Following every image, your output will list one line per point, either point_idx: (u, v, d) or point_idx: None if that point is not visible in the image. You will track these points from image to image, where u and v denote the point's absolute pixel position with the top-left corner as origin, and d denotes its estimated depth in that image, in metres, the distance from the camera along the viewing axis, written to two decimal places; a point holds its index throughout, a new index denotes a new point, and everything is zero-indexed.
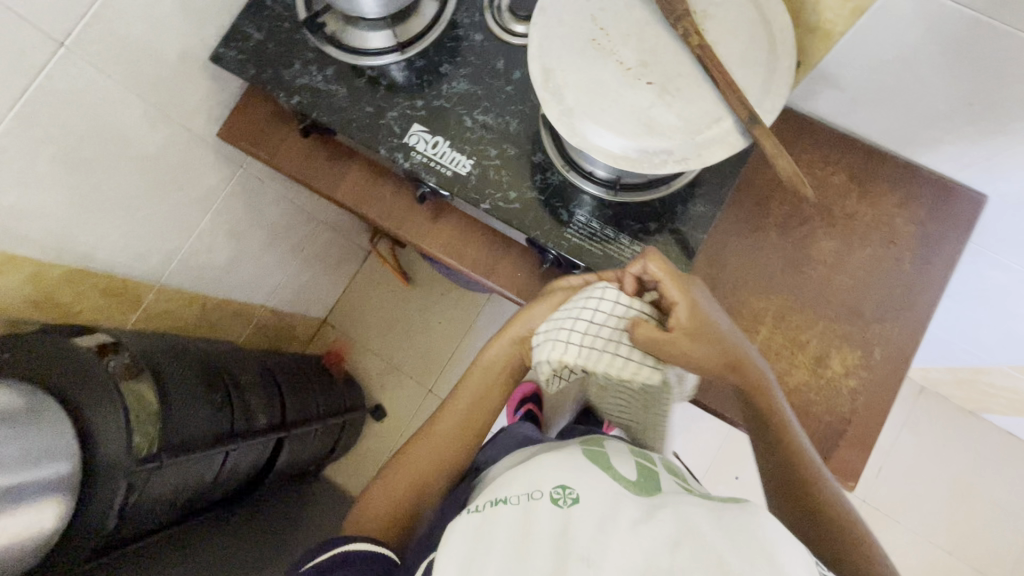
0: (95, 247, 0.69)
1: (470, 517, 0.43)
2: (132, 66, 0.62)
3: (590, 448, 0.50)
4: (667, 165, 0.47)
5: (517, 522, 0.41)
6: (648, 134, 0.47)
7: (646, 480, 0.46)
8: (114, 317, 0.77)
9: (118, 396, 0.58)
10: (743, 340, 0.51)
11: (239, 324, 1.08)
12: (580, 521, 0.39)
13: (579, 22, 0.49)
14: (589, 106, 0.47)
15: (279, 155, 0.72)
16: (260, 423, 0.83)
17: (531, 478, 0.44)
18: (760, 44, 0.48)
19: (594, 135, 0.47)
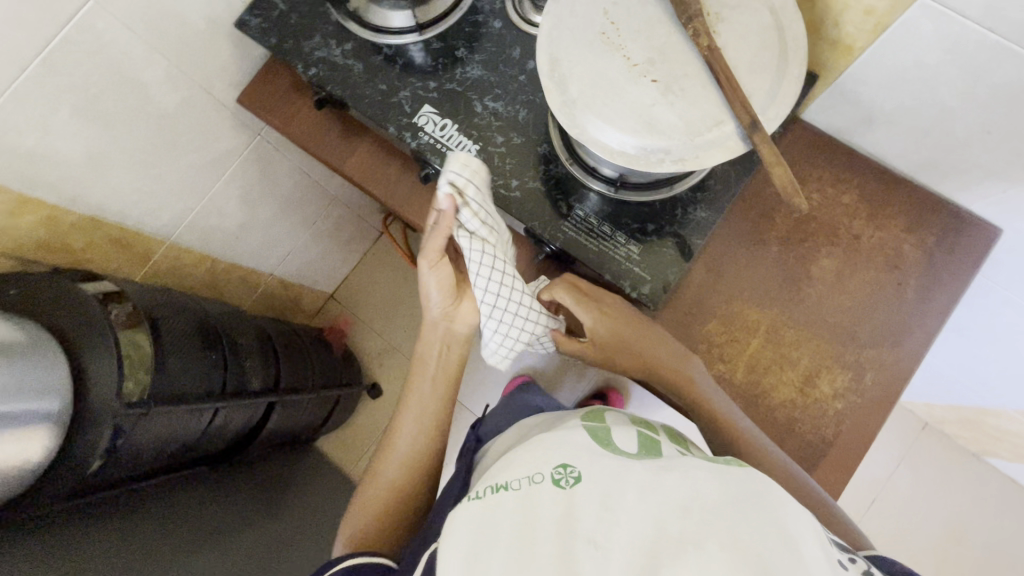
0: (109, 198, 0.72)
1: (472, 502, 0.45)
2: (159, 25, 0.64)
3: (589, 423, 0.54)
4: (663, 165, 0.47)
5: (521, 505, 0.43)
6: (648, 131, 0.47)
7: (644, 447, 0.51)
8: (122, 269, 0.80)
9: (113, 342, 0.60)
10: (664, 345, 0.60)
11: (245, 289, 1.11)
12: (584, 502, 0.43)
13: (591, 14, 0.49)
14: (592, 98, 0.48)
15: (292, 125, 0.74)
16: (252, 385, 0.85)
17: (531, 462, 0.47)
18: (771, 51, 0.48)
19: (594, 128, 0.48)
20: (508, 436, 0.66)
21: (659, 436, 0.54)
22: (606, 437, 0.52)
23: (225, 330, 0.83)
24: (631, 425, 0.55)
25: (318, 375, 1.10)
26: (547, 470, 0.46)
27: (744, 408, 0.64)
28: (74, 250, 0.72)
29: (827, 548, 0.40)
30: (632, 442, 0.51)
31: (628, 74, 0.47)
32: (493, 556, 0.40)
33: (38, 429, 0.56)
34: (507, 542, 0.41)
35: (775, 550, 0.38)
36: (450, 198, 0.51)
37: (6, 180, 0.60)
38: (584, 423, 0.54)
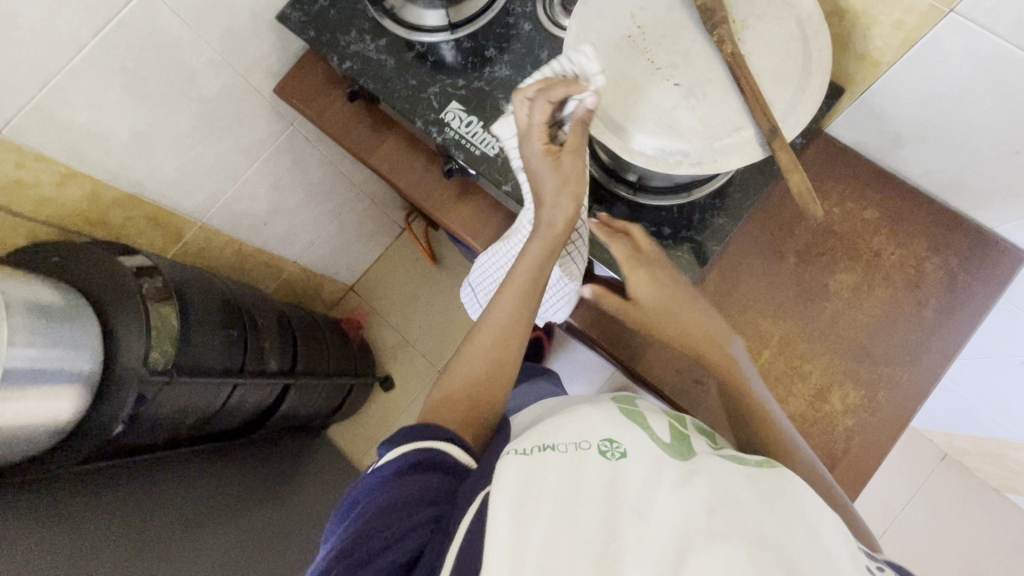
0: (148, 177, 0.75)
1: (518, 456, 0.46)
2: (207, 15, 0.67)
3: (627, 407, 0.55)
4: (682, 167, 0.48)
5: (568, 467, 0.44)
6: (668, 134, 0.48)
7: (679, 439, 0.52)
8: (155, 247, 0.84)
9: (143, 311, 0.64)
10: (711, 327, 0.58)
11: (268, 274, 1.14)
12: (627, 476, 0.44)
13: (617, 18, 0.50)
14: (614, 100, 0.49)
15: (325, 116, 0.77)
16: (270, 365, 0.87)
17: (578, 429, 0.49)
18: (795, 61, 0.48)
19: (615, 128, 0.49)
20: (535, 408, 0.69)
21: (688, 429, 0.55)
22: (645, 422, 0.53)
23: (248, 310, 0.86)
24: (664, 417, 0.56)
25: (334, 363, 1.12)
26: (593, 440, 0.48)
27: None
28: (112, 224, 0.75)
29: (854, 552, 0.41)
30: (668, 430, 0.53)
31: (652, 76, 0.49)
32: (539, 508, 0.41)
33: (68, 386, 0.59)
34: (553, 496, 0.42)
35: (805, 551, 0.39)
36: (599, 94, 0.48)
37: (54, 153, 0.63)
38: (622, 406, 0.56)
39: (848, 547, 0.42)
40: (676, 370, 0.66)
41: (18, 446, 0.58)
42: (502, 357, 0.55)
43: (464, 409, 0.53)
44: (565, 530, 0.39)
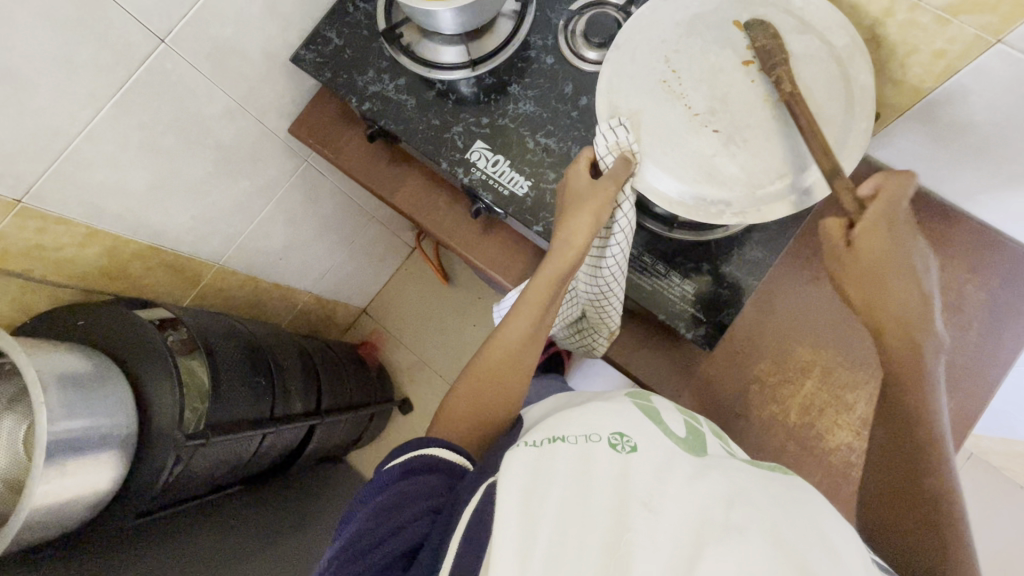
0: (167, 227, 0.73)
1: (529, 448, 0.46)
2: (222, 63, 0.65)
3: (638, 403, 0.56)
4: (724, 215, 0.50)
5: (579, 457, 0.46)
6: (707, 182, 0.50)
7: (691, 440, 0.53)
8: (175, 293, 0.83)
9: (174, 370, 0.62)
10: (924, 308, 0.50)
11: (284, 307, 1.13)
12: (639, 468, 0.45)
13: (652, 61, 0.53)
14: (654, 149, 0.51)
15: (343, 156, 0.75)
16: (297, 408, 0.86)
17: (589, 423, 0.50)
18: (836, 105, 0.49)
19: (653, 177, 0.51)
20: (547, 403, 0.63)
21: (703, 428, 0.56)
22: (656, 419, 0.54)
23: (270, 352, 0.85)
24: (676, 413, 0.57)
25: (354, 395, 1.11)
26: (603, 433, 0.49)
27: (797, 450, 0.63)
28: (131, 276, 0.74)
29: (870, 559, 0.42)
30: (680, 429, 0.54)
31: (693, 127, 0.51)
32: (551, 494, 0.42)
33: (106, 453, 0.57)
34: (565, 484, 0.43)
35: (821, 552, 0.40)
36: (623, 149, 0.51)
37: (74, 214, 0.62)
38: (635, 401, 0.56)
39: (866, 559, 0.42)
40: (719, 404, 0.65)
41: (60, 522, 0.56)
42: (509, 373, 0.57)
43: (471, 423, 0.55)
44: (576, 518, 0.41)
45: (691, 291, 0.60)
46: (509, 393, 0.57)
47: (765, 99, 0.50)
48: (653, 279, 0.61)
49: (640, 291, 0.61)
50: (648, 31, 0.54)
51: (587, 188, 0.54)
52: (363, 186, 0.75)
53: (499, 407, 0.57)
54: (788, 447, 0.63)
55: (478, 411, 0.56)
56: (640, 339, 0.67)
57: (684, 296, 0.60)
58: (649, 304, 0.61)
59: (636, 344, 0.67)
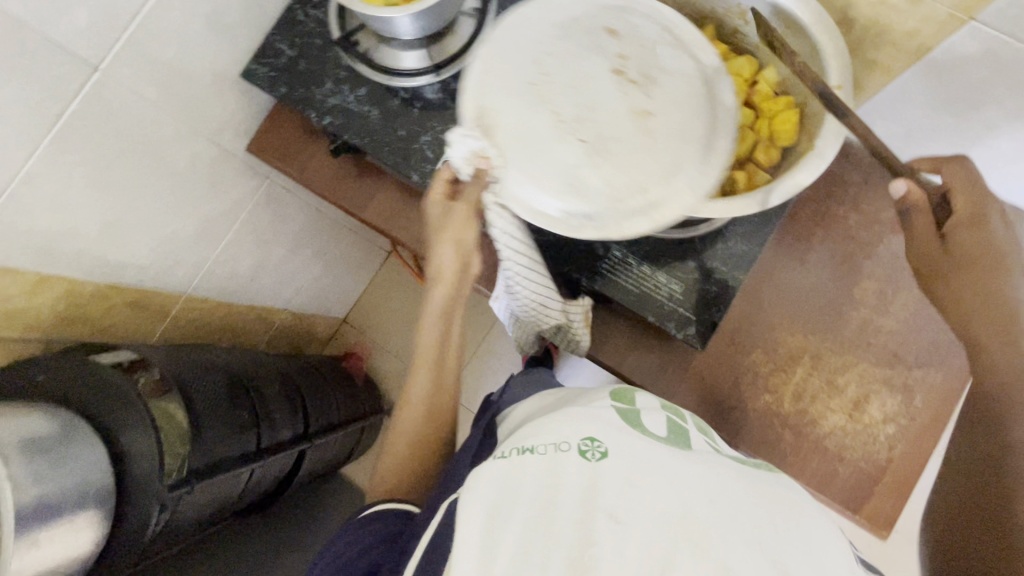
0: (126, 263, 0.69)
1: (497, 461, 0.46)
2: (167, 86, 0.61)
3: (616, 402, 0.53)
4: (586, 231, 0.47)
5: (546, 470, 0.43)
6: (573, 195, 0.46)
7: (674, 435, 0.50)
8: (143, 330, 0.78)
9: (146, 415, 0.59)
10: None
11: (261, 328, 1.09)
12: (609, 477, 0.42)
13: (523, 63, 0.48)
14: (520, 156, 0.46)
15: (308, 173, 0.71)
16: (283, 435, 0.83)
17: (560, 430, 0.47)
18: (701, 119, 0.46)
19: (518, 188, 0.47)
20: (531, 402, 0.62)
21: (688, 425, 0.53)
22: (634, 419, 0.51)
23: (251, 382, 0.82)
24: (658, 409, 0.54)
25: (342, 411, 1.07)
26: (574, 440, 0.46)
27: (793, 439, 0.63)
28: (93, 320, 0.70)
29: (849, 562, 0.41)
30: (661, 427, 0.51)
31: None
32: (512, 517, 0.41)
33: (84, 513, 0.55)
34: (529, 501, 0.42)
35: (801, 556, 0.39)
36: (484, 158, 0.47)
37: (22, 262, 0.57)
38: (613, 402, 0.53)
39: (845, 560, 0.41)
40: (713, 400, 0.65)
41: None
42: (428, 422, 0.59)
43: (404, 480, 0.57)
44: (537, 538, 0.39)
45: (675, 290, 0.59)
46: (434, 441, 0.59)
47: (632, 110, 0.46)
48: (638, 281, 0.59)
49: (625, 294, 0.59)
50: (522, 31, 0.49)
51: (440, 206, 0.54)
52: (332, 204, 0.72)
53: (426, 457, 0.58)
54: (784, 436, 0.63)
55: (411, 469, 0.57)
56: (631, 339, 0.66)
57: (669, 296, 0.59)
58: (635, 305, 0.59)
59: (626, 345, 0.66)
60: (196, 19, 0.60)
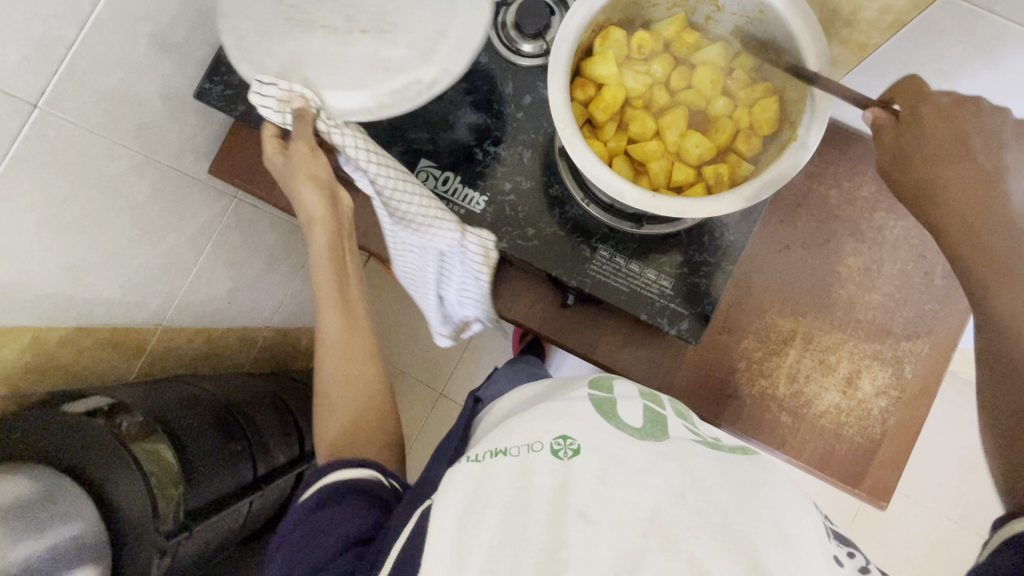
0: (93, 304, 0.66)
1: (470, 465, 0.46)
2: (115, 116, 0.57)
3: (593, 394, 0.53)
4: (419, 94, 0.49)
5: (518, 472, 0.43)
6: (385, 72, 0.49)
7: (648, 428, 0.49)
8: (121, 368, 0.76)
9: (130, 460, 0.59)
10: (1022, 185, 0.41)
11: (245, 348, 1.05)
12: (580, 476, 0.42)
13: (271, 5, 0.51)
14: (321, 71, 0.50)
15: (277, 192, 0.68)
16: (277, 460, 0.82)
17: (532, 430, 0.47)
18: None
19: (338, 99, 0.50)
20: (517, 394, 0.62)
21: (666, 412, 0.53)
22: (608, 410, 0.50)
23: (240, 409, 0.80)
24: (635, 399, 0.54)
25: None
26: (546, 439, 0.46)
27: (790, 420, 0.64)
28: (66, 365, 0.66)
29: (823, 539, 0.40)
30: (636, 418, 0.50)
31: (594, 153, 0.51)
32: (483, 522, 0.41)
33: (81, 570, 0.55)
34: (503, 506, 0.41)
35: (770, 538, 0.38)
36: (294, 94, 0.50)
37: None
38: (589, 394, 0.53)
39: (820, 537, 0.41)
40: (710, 389, 0.65)
41: None
42: (351, 360, 0.63)
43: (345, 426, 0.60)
44: (511, 539, 0.39)
45: (664, 284, 0.58)
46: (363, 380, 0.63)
47: None
48: (627, 280, 0.59)
49: (615, 293, 0.59)
50: None
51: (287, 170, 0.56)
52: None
53: (362, 397, 0.63)
54: (781, 418, 0.64)
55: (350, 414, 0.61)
56: (624, 334, 0.65)
57: (660, 291, 0.58)
58: (626, 303, 0.58)
59: (619, 342, 0.65)
60: (139, 41, 0.56)
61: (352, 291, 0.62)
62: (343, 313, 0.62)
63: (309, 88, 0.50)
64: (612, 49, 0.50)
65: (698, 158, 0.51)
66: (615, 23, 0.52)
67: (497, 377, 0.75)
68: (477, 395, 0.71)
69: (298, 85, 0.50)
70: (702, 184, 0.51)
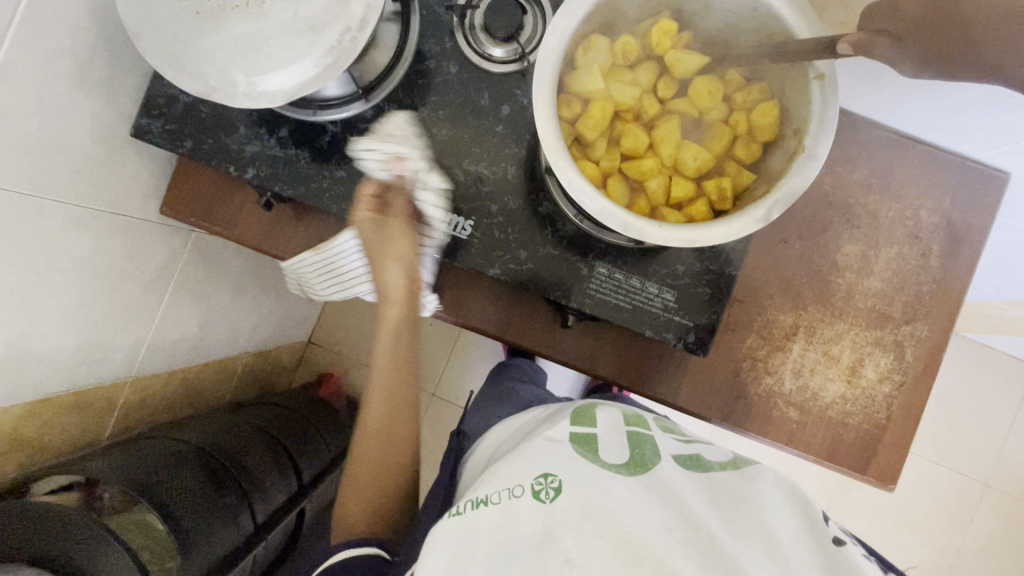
0: (50, 374, 0.60)
1: (451, 520, 0.43)
2: (43, 169, 0.50)
3: (575, 427, 0.49)
4: (358, 39, 0.46)
5: (501, 523, 0.40)
6: (315, 31, 0.45)
7: (634, 458, 0.46)
8: (92, 429, 0.71)
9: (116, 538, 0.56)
10: None
11: (223, 380, 1.00)
12: (563, 521, 0.38)
13: (174, 5, 0.45)
14: (251, 59, 0.45)
15: (239, 228, 0.63)
16: (276, 500, 0.79)
17: (512, 472, 0.44)
18: None
19: (282, 79, 0.45)
20: (504, 427, 0.59)
21: (650, 433, 0.50)
22: (589, 446, 0.47)
23: (230, 453, 0.75)
24: (619, 426, 0.50)
25: (334, 447, 0.99)
26: (527, 481, 0.42)
27: (798, 415, 0.64)
28: (31, 441, 0.61)
29: (822, 539, 0.37)
30: (620, 449, 0.47)
31: (586, 174, 0.47)
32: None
33: None
34: (485, 560, 0.39)
35: (763, 558, 0.36)
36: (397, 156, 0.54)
37: None
38: (572, 428, 0.49)
39: (819, 538, 0.38)
40: (717, 393, 0.64)
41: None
42: (396, 406, 0.58)
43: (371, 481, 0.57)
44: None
45: (663, 296, 0.56)
46: (398, 433, 0.58)
47: None
48: (626, 296, 0.56)
49: (616, 310, 0.56)
50: None
51: (375, 231, 0.56)
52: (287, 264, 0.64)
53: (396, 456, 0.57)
54: (789, 414, 0.64)
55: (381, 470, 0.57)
56: (625, 346, 0.63)
57: (660, 303, 0.56)
58: (631, 321, 0.56)
59: (621, 355, 0.63)
60: (58, 81, 0.49)
61: (406, 380, 0.59)
62: (393, 390, 0.58)
63: (246, 80, 0.45)
64: (597, 58, 0.46)
65: (696, 170, 0.47)
66: (598, 28, 0.47)
67: (494, 403, 0.72)
68: (464, 428, 0.68)
69: (239, 85, 0.45)
70: (705, 200, 0.47)
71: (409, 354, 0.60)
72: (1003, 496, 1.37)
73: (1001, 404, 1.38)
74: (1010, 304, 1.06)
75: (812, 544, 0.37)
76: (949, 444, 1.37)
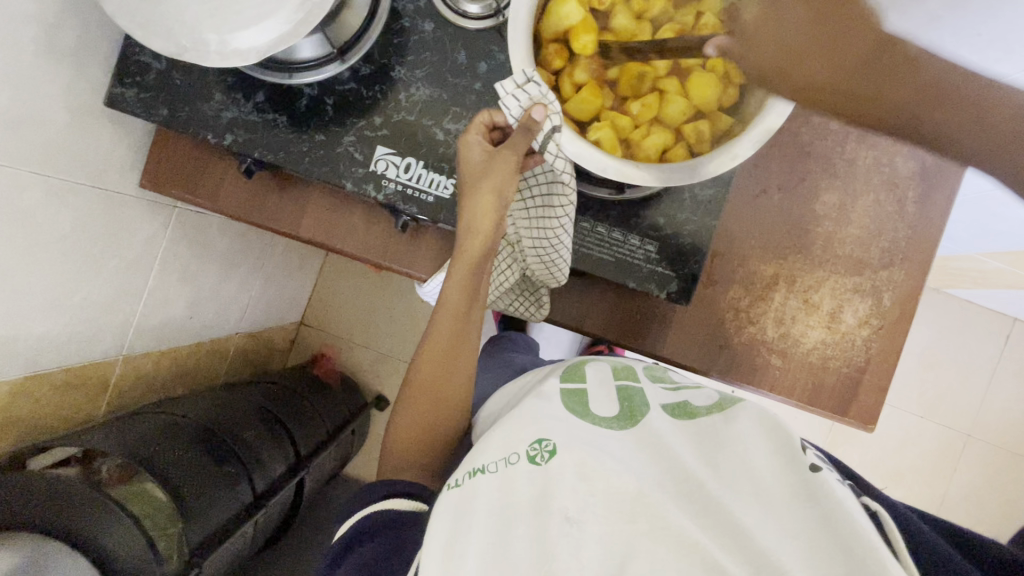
0: (38, 351, 0.60)
1: (451, 493, 0.43)
2: (17, 141, 0.50)
3: (564, 384, 0.49)
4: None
5: (499, 491, 0.41)
6: None
7: (625, 410, 0.46)
8: (86, 407, 0.71)
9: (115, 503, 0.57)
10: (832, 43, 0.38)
11: (216, 361, 1.01)
12: (559, 479, 0.39)
13: None
14: (219, 17, 0.45)
15: (222, 198, 0.63)
16: (276, 472, 0.80)
17: (505, 439, 0.44)
18: None
19: (251, 37, 0.45)
20: (506, 387, 0.60)
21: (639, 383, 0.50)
22: (581, 402, 0.47)
23: (227, 428, 0.76)
24: (608, 378, 0.50)
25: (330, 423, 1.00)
26: (522, 448, 0.42)
27: (781, 362, 0.65)
28: (23, 420, 0.61)
29: (796, 460, 0.38)
30: (611, 403, 0.47)
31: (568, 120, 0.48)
32: (471, 544, 0.39)
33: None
34: (487, 529, 0.39)
35: (745, 495, 0.37)
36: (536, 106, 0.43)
37: None
38: (563, 385, 0.50)
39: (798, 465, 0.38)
40: (702, 344, 0.65)
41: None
42: (453, 354, 0.52)
43: (412, 412, 0.52)
44: (495, 563, 0.37)
45: (648, 250, 0.57)
46: (450, 380, 0.52)
47: None
48: (613, 250, 0.57)
49: (603, 265, 0.57)
50: None
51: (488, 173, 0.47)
52: (319, 246, 0.64)
53: (439, 399, 0.52)
54: (772, 361, 0.65)
55: (424, 406, 0.52)
56: (612, 302, 0.64)
57: (646, 256, 0.57)
58: (620, 275, 0.57)
59: (609, 311, 0.64)
60: (25, 49, 0.48)
61: (471, 325, 0.52)
62: (455, 343, 0.52)
63: (216, 37, 0.45)
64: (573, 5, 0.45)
65: (678, 116, 0.48)
66: None
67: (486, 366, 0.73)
68: None
69: (209, 43, 0.45)
70: (682, 145, 0.48)
71: (477, 310, 0.52)
72: (985, 446, 1.41)
73: (984, 357, 1.42)
74: (988, 256, 1.08)
75: (792, 476, 0.37)
76: (933, 396, 1.41)
